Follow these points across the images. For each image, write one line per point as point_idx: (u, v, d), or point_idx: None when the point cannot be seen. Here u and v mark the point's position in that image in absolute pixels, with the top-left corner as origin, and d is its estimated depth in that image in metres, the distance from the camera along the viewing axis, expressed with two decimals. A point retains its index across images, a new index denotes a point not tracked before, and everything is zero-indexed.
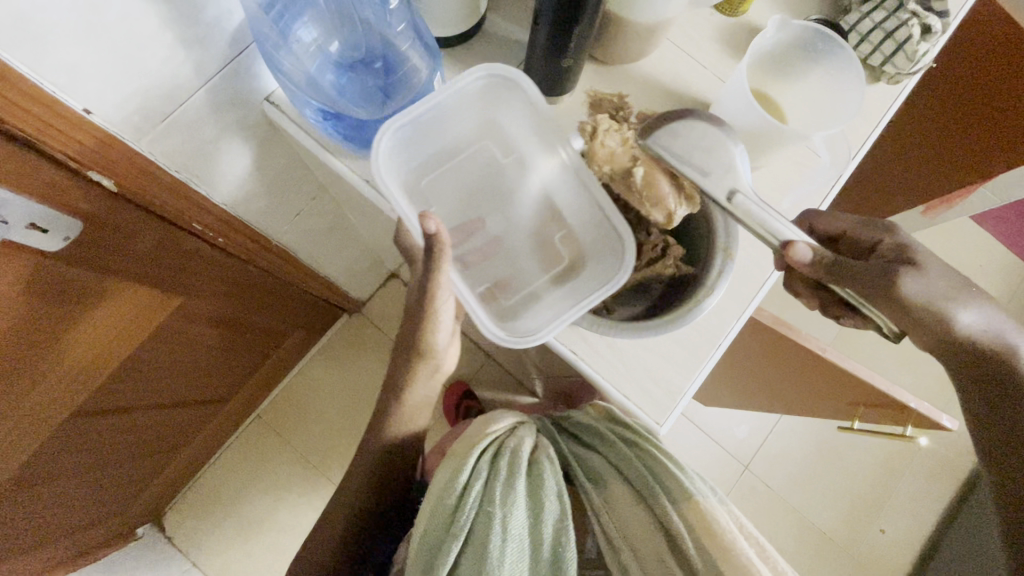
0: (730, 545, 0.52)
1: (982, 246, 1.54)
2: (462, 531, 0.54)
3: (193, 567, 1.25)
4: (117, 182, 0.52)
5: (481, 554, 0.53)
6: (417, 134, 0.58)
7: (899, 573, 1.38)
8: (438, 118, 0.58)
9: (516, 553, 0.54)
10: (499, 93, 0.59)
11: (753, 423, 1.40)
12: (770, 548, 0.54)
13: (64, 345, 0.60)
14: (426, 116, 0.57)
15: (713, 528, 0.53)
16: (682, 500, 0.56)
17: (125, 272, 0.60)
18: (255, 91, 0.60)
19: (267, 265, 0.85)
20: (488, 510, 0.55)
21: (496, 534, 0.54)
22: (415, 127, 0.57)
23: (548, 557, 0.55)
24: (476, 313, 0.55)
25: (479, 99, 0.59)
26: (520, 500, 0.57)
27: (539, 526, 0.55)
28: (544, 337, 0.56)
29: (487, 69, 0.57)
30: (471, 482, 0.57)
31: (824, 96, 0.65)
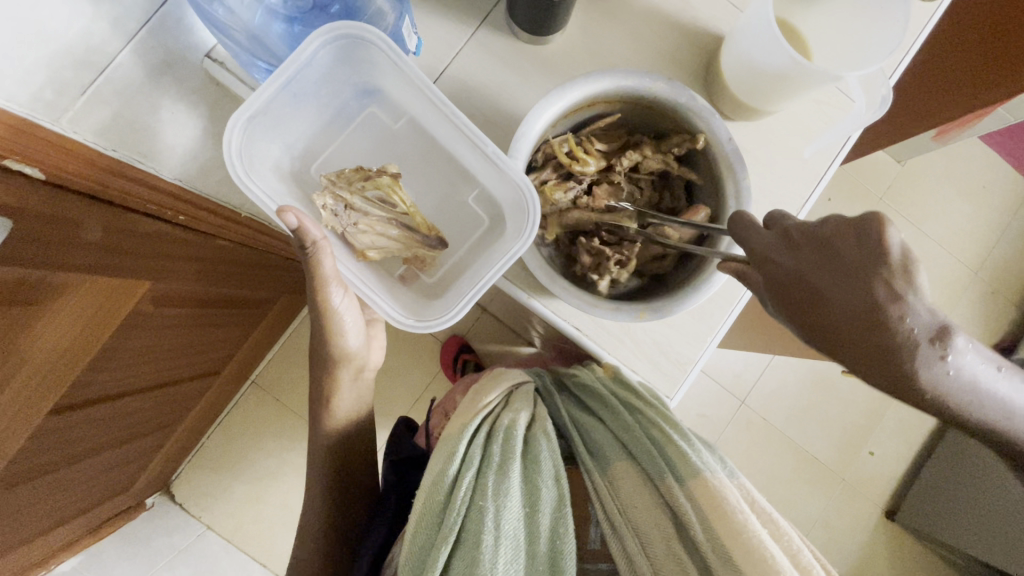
0: (740, 527, 0.49)
1: (990, 167, 1.48)
2: (453, 532, 0.49)
3: (208, 530, 1.28)
4: (44, 170, 0.44)
5: (472, 557, 0.48)
6: (284, 110, 0.56)
7: (884, 491, 1.45)
8: (308, 91, 0.57)
9: (508, 552, 0.49)
10: (359, 55, 0.56)
11: (751, 359, 1.41)
12: (781, 524, 0.52)
13: (20, 353, 0.52)
14: (287, 94, 0.54)
15: (722, 506, 0.50)
16: (689, 478, 0.53)
17: (84, 267, 0.51)
18: (193, 47, 0.56)
19: (239, 238, 0.79)
20: (479, 504, 0.51)
21: (488, 533, 0.49)
22: (277, 107, 0.55)
23: (545, 550, 0.51)
24: (375, 302, 0.55)
25: (345, 66, 0.57)
26: (515, 490, 0.53)
27: (535, 518, 0.52)
28: (461, 314, 0.55)
29: (332, 33, 0.52)
30: (463, 471, 0.53)
31: (853, 25, 0.56)
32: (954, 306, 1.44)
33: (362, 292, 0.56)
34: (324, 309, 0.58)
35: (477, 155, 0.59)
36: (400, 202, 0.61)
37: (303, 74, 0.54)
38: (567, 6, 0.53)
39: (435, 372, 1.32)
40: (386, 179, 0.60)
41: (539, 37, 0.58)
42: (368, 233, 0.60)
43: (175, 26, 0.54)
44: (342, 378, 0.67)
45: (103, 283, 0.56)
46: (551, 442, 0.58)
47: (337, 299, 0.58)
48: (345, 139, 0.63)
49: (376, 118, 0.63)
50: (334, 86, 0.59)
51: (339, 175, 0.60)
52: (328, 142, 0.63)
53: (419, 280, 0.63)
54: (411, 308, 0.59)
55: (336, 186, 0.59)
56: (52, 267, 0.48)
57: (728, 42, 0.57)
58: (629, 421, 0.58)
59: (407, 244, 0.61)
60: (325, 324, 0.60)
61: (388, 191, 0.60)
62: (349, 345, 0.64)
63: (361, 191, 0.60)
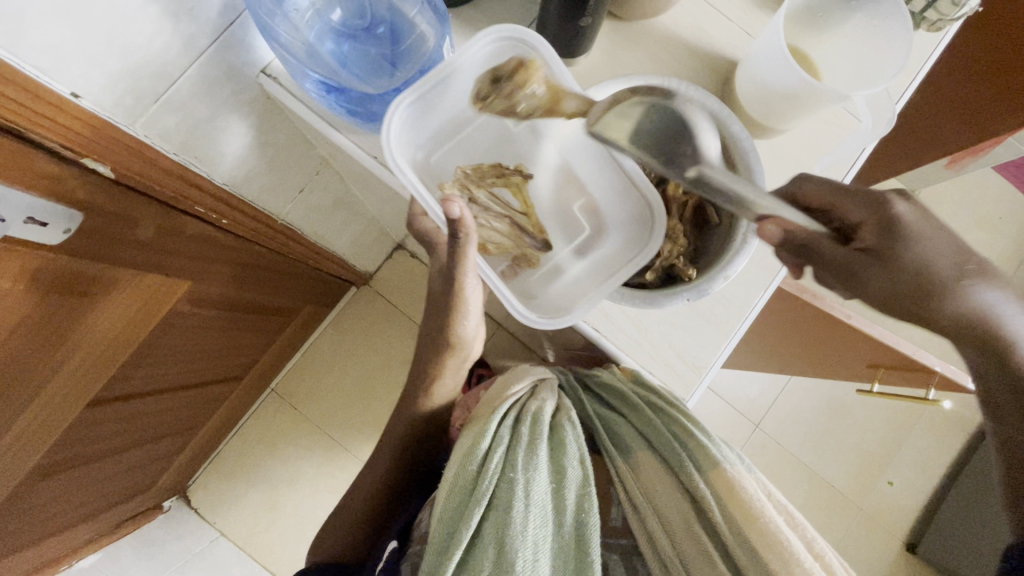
0: (756, 513, 0.51)
1: (1005, 198, 1.49)
2: (484, 497, 0.52)
3: (221, 536, 1.29)
4: (114, 168, 0.48)
5: (503, 520, 0.51)
6: (429, 105, 0.57)
7: (903, 522, 1.42)
8: (451, 88, 0.57)
9: (538, 518, 0.51)
10: (503, 60, 0.56)
11: (765, 382, 1.40)
12: (797, 516, 0.54)
13: (73, 340, 0.56)
14: (437, 88, 0.56)
15: (741, 495, 0.52)
16: (709, 469, 0.55)
17: (134, 260, 0.55)
18: (251, 64, 0.59)
19: (274, 243, 0.83)
20: (510, 476, 0.53)
21: (519, 500, 0.52)
22: (425, 100, 0.56)
23: (571, 523, 0.53)
24: (500, 291, 0.56)
25: (487, 68, 0.57)
26: (543, 464, 0.55)
27: (561, 492, 0.54)
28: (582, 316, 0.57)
29: (495, 33, 0.55)
30: (493, 447, 0.56)
31: (861, 50, 0.60)
32: None
33: (491, 281, 0.56)
34: (455, 290, 0.60)
35: (604, 171, 0.61)
36: (522, 202, 0.62)
37: (452, 71, 0.55)
38: (592, 30, 0.57)
39: None
40: (518, 179, 0.62)
41: (566, 60, 0.62)
42: (484, 225, 0.61)
43: (238, 46, 0.57)
44: (448, 368, 0.69)
45: (151, 280, 0.59)
46: (575, 426, 0.60)
47: (469, 283, 0.60)
48: (461, 138, 0.61)
49: (501, 119, 0.61)
50: (470, 87, 0.59)
51: (474, 170, 0.61)
52: (450, 138, 0.61)
53: (518, 278, 0.62)
54: (526, 304, 0.59)
55: (469, 180, 0.60)
56: (110, 262, 0.52)
57: (743, 65, 0.61)
58: (652, 417, 0.60)
59: (517, 241, 0.62)
60: (452, 306, 0.62)
61: (516, 191, 0.62)
62: (466, 332, 0.66)
63: (491, 186, 0.61)
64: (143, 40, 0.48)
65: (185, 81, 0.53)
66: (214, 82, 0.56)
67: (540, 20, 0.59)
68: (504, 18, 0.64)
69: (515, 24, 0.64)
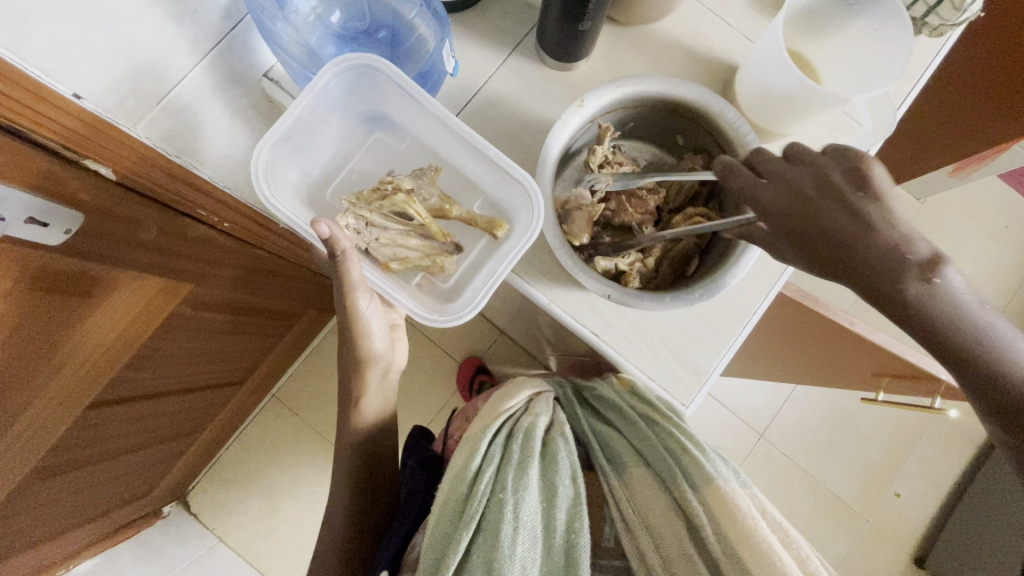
0: (751, 532, 0.50)
1: (1012, 206, 1.48)
2: (473, 521, 0.52)
3: (220, 543, 1.28)
4: (114, 168, 0.48)
5: (492, 544, 0.50)
6: (297, 140, 0.60)
7: (910, 535, 1.39)
8: (315, 121, 0.61)
9: (527, 540, 0.51)
10: (369, 85, 0.61)
11: (769, 391, 1.39)
12: (791, 532, 0.53)
13: (71, 342, 0.55)
14: (300, 124, 0.58)
15: (735, 513, 0.51)
16: (702, 485, 0.54)
17: (135, 262, 0.55)
18: (253, 67, 0.61)
19: (275, 248, 0.83)
20: (499, 497, 0.53)
21: (508, 522, 0.51)
22: (293, 136, 0.59)
23: (561, 542, 0.52)
24: (399, 301, 0.58)
25: (354, 96, 0.62)
26: (533, 485, 0.54)
27: (551, 511, 0.53)
28: (481, 304, 0.58)
29: (339, 64, 0.56)
30: (484, 467, 0.55)
31: (862, 53, 0.60)
32: None
33: (386, 291, 0.59)
34: (352, 316, 0.61)
35: (483, 167, 0.64)
36: (416, 215, 0.62)
37: (309, 105, 0.57)
38: (592, 34, 0.57)
39: (451, 392, 1.33)
40: (401, 196, 0.61)
41: (566, 64, 0.62)
42: (390, 247, 0.62)
43: (240, 49, 0.59)
44: (370, 380, 0.69)
45: (154, 283, 0.60)
46: (569, 444, 0.59)
47: (363, 304, 0.61)
48: (353, 163, 0.66)
49: (381, 143, 0.67)
50: (343, 112, 0.63)
51: (359, 198, 0.63)
52: (338, 170, 0.66)
53: (435, 287, 0.65)
54: (432, 307, 0.61)
55: (357, 207, 0.62)
56: (111, 265, 0.52)
57: (743, 71, 0.61)
58: (647, 432, 0.59)
59: (426, 252, 0.63)
60: (353, 329, 0.63)
61: (404, 207, 0.62)
62: (374, 347, 0.66)
63: (379, 209, 0.62)
64: (146, 41, 0.49)
65: (188, 83, 0.55)
66: (215, 84, 0.58)
67: (540, 23, 0.59)
68: (505, 23, 0.64)
69: (516, 28, 0.64)
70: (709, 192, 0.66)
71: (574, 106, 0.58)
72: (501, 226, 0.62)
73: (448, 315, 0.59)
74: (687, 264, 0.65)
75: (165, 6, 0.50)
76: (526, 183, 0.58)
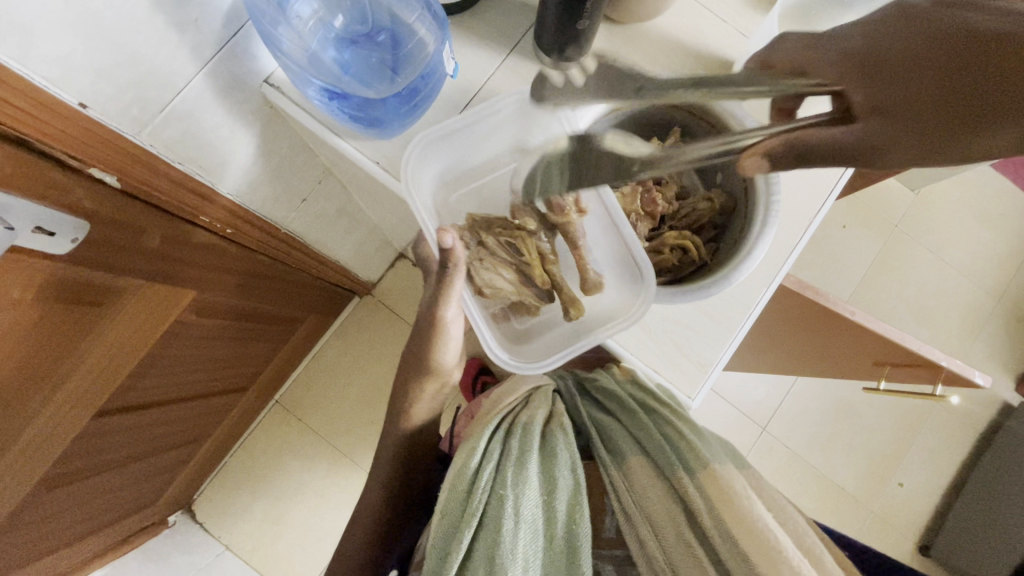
0: (748, 514, 0.50)
1: (1004, 194, 1.49)
2: (475, 516, 0.51)
3: (227, 550, 1.28)
4: (119, 177, 0.49)
5: (493, 540, 0.50)
6: (446, 144, 0.61)
7: (914, 524, 1.40)
8: (474, 136, 0.62)
9: (528, 535, 0.51)
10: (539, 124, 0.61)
11: (771, 384, 1.40)
12: (792, 513, 0.53)
13: (79, 353, 0.56)
14: (459, 132, 0.61)
15: (731, 496, 0.52)
16: (699, 471, 0.55)
17: (138, 271, 0.55)
18: (254, 74, 0.60)
19: (278, 253, 0.83)
20: (500, 493, 0.53)
21: (508, 518, 0.51)
22: (447, 138, 0.61)
23: (561, 536, 0.52)
24: (481, 332, 0.57)
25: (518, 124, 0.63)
26: (532, 479, 0.54)
27: (551, 506, 0.53)
28: (553, 365, 0.57)
29: (523, 94, 0.60)
30: (483, 464, 0.55)
31: None
32: (977, 333, 1.43)
33: (473, 316, 0.57)
34: (437, 325, 0.60)
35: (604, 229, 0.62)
36: (528, 254, 0.60)
37: (475, 118, 0.60)
38: (590, 33, 0.58)
39: (454, 393, 1.33)
40: (524, 234, 0.61)
41: (564, 63, 0.63)
42: (490, 271, 0.60)
43: (241, 57, 0.57)
44: (426, 390, 0.68)
45: (157, 290, 0.60)
46: (567, 435, 0.60)
47: (450, 314, 0.59)
48: (484, 186, 0.65)
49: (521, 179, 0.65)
50: (502, 140, 0.64)
51: (481, 220, 0.62)
52: (467, 184, 0.65)
53: (507, 322, 0.63)
54: (506, 345, 0.60)
55: (475, 228, 0.61)
56: (119, 273, 0.53)
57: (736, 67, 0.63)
58: (644, 420, 0.60)
59: (518, 290, 0.61)
60: (432, 337, 0.62)
61: (522, 244, 0.60)
62: (445, 361, 0.65)
63: (498, 236, 0.61)
64: (150, 51, 0.49)
65: (191, 91, 0.54)
66: (216, 92, 0.57)
67: (538, 23, 0.60)
68: (502, 23, 0.65)
69: (514, 29, 0.65)
70: (713, 227, 0.65)
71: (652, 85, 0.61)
72: (581, 305, 0.61)
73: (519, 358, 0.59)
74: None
75: (168, 13, 0.48)
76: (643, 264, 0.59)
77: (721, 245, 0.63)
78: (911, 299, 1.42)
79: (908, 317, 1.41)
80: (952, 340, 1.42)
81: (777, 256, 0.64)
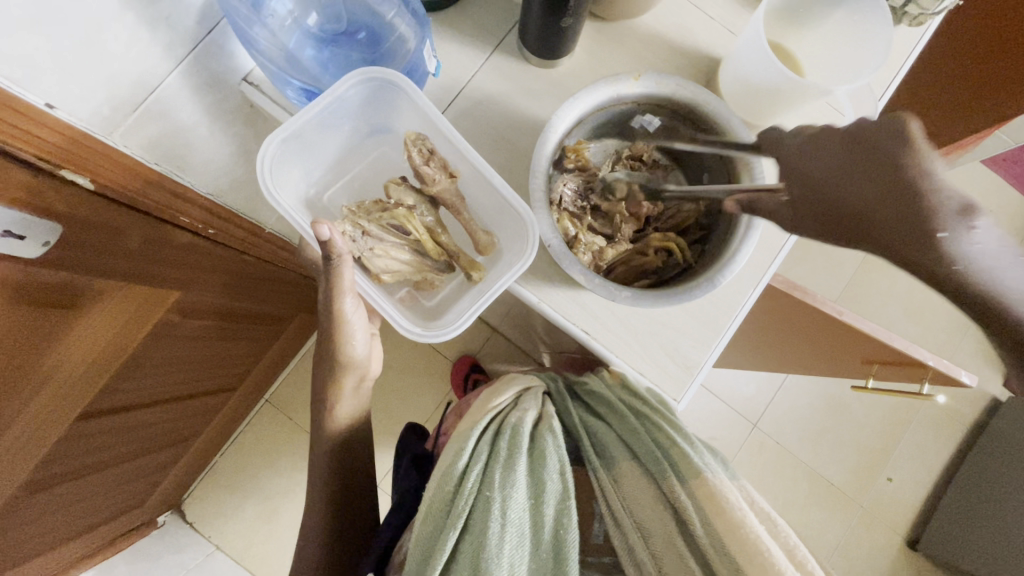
0: (739, 522, 0.50)
1: (993, 190, 1.50)
2: (461, 518, 0.51)
3: (217, 550, 1.28)
4: (93, 179, 0.47)
5: (478, 542, 0.50)
6: (302, 142, 0.60)
7: (902, 519, 1.41)
8: (326, 128, 0.61)
9: (513, 539, 0.51)
10: (382, 99, 0.61)
11: (761, 381, 1.40)
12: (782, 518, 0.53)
13: (56, 356, 0.54)
14: (311, 126, 0.58)
15: (722, 505, 0.51)
16: (690, 477, 0.54)
17: (116, 272, 0.54)
18: (232, 71, 0.60)
19: (264, 253, 0.82)
20: (486, 495, 0.52)
21: (495, 520, 0.51)
22: (300, 137, 0.59)
23: (549, 539, 0.52)
24: (386, 310, 0.58)
25: (366, 109, 0.62)
26: (521, 481, 0.54)
27: (539, 510, 0.52)
28: (468, 322, 0.58)
29: (362, 75, 0.57)
30: (471, 465, 0.55)
31: (843, 44, 0.60)
32: (966, 329, 1.43)
33: (375, 300, 0.59)
34: (338, 321, 0.60)
35: (486, 195, 0.64)
36: (415, 231, 0.63)
37: (324, 108, 0.57)
38: (575, 31, 0.57)
39: (446, 392, 1.32)
40: (402, 210, 0.62)
41: (548, 61, 0.62)
42: (383, 257, 0.62)
43: (217, 54, 0.58)
44: (345, 386, 0.67)
45: (137, 291, 0.58)
46: (556, 440, 0.59)
47: (349, 309, 0.59)
48: (355, 171, 0.67)
49: (385, 155, 0.67)
50: (355, 122, 0.63)
51: (359, 207, 0.63)
52: (337, 179, 0.66)
53: (418, 303, 0.65)
54: (414, 323, 0.61)
55: (356, 216, 0.62)
56: (94, 275, 0.51)
57: (726, 64, 0.62)
58: (633, 423, 0.59)
59: (416, 267, 0.64)
60: (335, 331, 0.61)
61: (403, 221, 0.63)
62: (355, 352, 0.64)
63: (378, 220, 0.63)
64: None
65: None
66: (192, 89, 0.58)
67: (522, 19, 0.58)
68: (486, 20, 0.64)
69: (498, 26, 0.64)
70: (699, 228, 0.65)
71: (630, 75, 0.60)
72: (478, 269, 0.64)
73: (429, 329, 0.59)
74: (636, 281, 0.64)
75: (138, 11, 0.49)
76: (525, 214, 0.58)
77: (707, 246, 0.63)
78: (901, 295, 1.42)
79: (897, 313, 1.42)
80: (941, 335, 1.42)
81: (764, 257, 0.64)
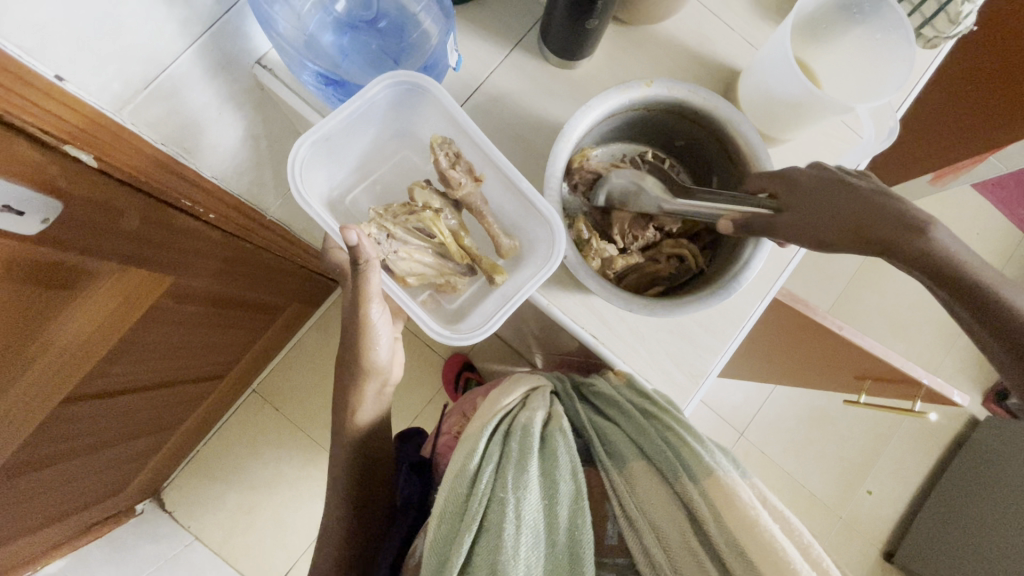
0: (753, 521, 0.49)
1: (982, 214, 1.53)
2: (475, 520, 0.50)
3: (196, 540, 1.25)
4: (98, 157, 0.46)
5: (494, 543, 0.49)
6: (326, 145, 0.59)
7: (879, 532, 1.44)
8: (348, 133, 0.60)
9: (530, 539, 0.50)
10: (409, 103, 0.61)
11: (750, 390, 1.41)
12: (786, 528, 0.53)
13: (48, 339, 0.52)
14: (335, 130, 0.57)
15: (736, 506, 0.50)
16: (703, 477, 0.53)
17: (116, 253, 0.52)
18: (246, 53, 0.60)
19: (263, 241, 0.80)
20: (500, 496, 0.51)
21: (510, 521, 0.49)
22: (324, 140, 0.58)
23: (564, 539, 0.51)
24: (414, 311, 0.57)
25: (393, 111, 0.62)
26: (533, 483, 0.53)
27: (554, 508, 0.52)
28: (494, 328, 0.58)
29: (391, 79, 0.56)
30: (483, 466, 0.54)
31: (862, 63, 0.61)
32: (949, 349, 1.46)
33: (400, 299, 0.57)
34: (362, 324, 0.60)
35: (510, 200, 0.64)
36: (439, 234, 0.63)
37: (348, 113, 0.56)
38: (598, 34, 0.57)
39: (436, 390, 1.31)
40: (429, 214, 0.62)
41: (568, 61, 0.62)
42: (408, 260, 0.62)
43: (233, 34, 0.57)
44: (366, 393, 0.66)
45: (134, 272, 0.56)
46: (567, 439, 0.59)
47: (374, 313, 0.59)
48: (376, 177, 0.67)
49: (407, 160, 0.68)
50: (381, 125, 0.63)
51: (385, 210, 0.63)
52: (360, 181, 0.67)
53: (440, 306, 0.66)
54: (442, 328, 0.61)
55: (381, 219, 0.62)
56: (91, 254, 0.49)
57: (746, 75, 0.62)
58: (644, 423, 0.57)
59: (441, 271, 0.64)
60: (359, 338, 0.61)
61: (430, 225, 0.62)
62: (379, 359, 0.64)
63: (403, 223, 0.62)
64: None
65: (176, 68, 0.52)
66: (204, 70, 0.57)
67: (546, 17, 0.58)
68: (508, 17, 0.63)
69: (519, 24, 0.63)
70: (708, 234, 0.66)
71: (643, 83, 0.59)
72: (502, 272, 0.63)
73: (458, 334, 0.59)
74: (649, 288, 0.66)
75: None
76: (553, 221, 0.57)
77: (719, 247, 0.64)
78: (888, 313, 1.45)
79: (884, 330, 1.44)
80: (925, 353, 1.46)
81: (773, 270, 0.64)
